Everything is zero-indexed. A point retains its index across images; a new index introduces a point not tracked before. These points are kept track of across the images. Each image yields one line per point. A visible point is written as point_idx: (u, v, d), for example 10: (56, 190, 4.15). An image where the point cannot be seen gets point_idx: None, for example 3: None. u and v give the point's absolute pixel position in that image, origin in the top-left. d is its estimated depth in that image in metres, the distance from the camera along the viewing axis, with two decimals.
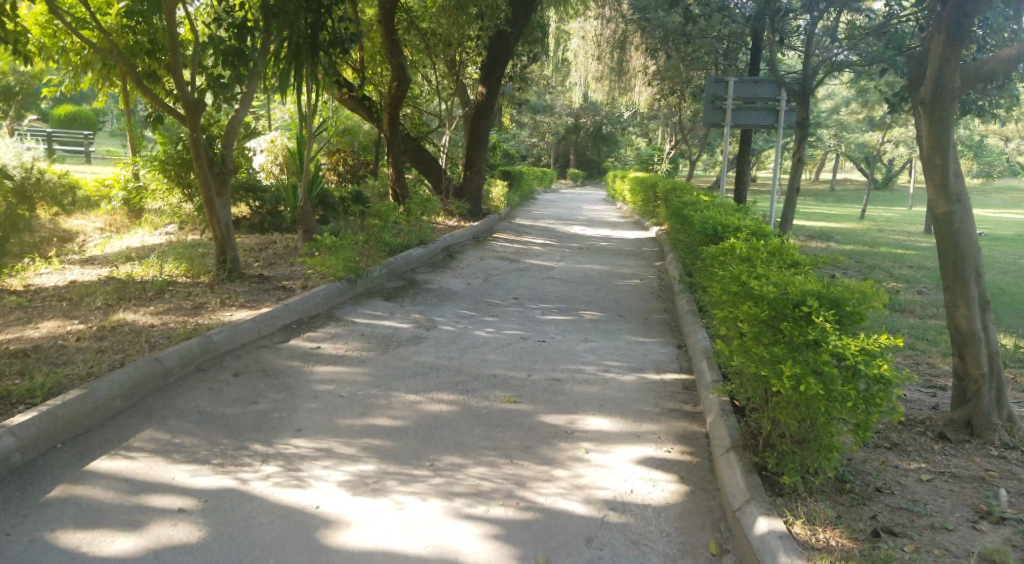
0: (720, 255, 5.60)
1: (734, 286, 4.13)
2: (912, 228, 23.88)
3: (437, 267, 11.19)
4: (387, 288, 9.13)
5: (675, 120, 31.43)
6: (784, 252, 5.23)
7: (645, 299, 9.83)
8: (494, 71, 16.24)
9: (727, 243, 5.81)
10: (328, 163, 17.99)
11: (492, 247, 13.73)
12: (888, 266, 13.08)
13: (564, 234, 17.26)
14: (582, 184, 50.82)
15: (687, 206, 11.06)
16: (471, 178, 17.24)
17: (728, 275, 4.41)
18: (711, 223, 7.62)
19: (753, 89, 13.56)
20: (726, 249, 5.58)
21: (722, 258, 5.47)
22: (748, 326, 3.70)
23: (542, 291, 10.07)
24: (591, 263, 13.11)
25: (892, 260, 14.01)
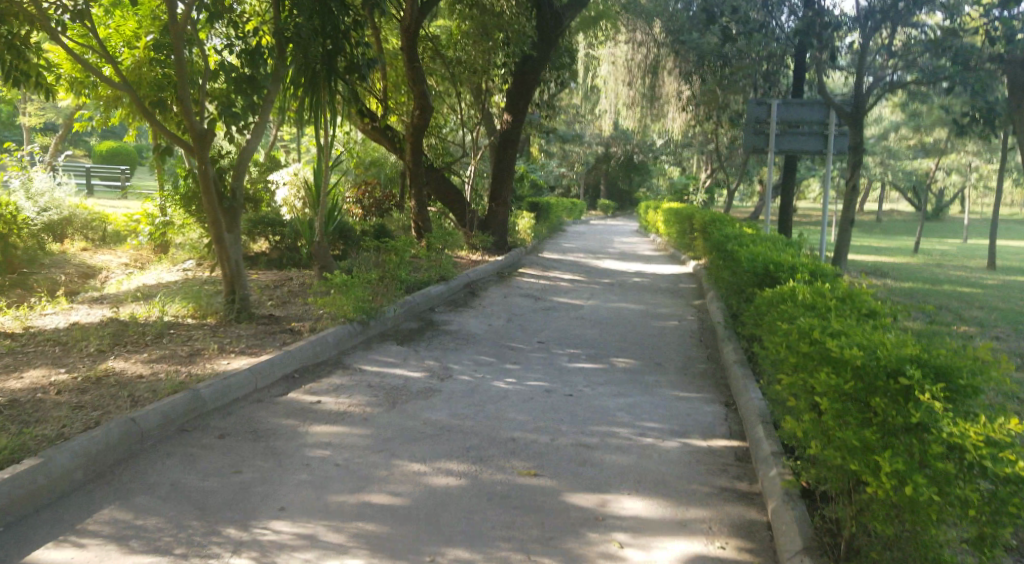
0: (774, 301, 5.03)
1: (804, 350, 3.59)
2: (964, 261, 22.83)
3: (458, 305, 10.59)
4: (402, 331, 8.54)
5: (710, 149, 30.71)
6: (852, 302, 4.67)
7: (682, 344, 9.08)
8: (520, 100, 15.74)
9: (787, 287, 5.22)
10: (352, 195, 17.57)
11: (518, 283, 13.10)
12: (946, 305, 12.20)
13: (596, 268, 16.60)
14: (615, 215, 50.23)
15: (730, 239, 10.36)
16: (496, 210, 16.63)
17: (795, 329, 3.90)
18: (762, 262, 6.94)
19: (800, 112, 12.92)
20: (782, 294, 5.02)
21: (781, 304, 4.91)
22: (829, 399, 3.20)
23: (570, 334, 9.36)
24: (624, 301, 12.38)
25: (950, 299, 13.08)
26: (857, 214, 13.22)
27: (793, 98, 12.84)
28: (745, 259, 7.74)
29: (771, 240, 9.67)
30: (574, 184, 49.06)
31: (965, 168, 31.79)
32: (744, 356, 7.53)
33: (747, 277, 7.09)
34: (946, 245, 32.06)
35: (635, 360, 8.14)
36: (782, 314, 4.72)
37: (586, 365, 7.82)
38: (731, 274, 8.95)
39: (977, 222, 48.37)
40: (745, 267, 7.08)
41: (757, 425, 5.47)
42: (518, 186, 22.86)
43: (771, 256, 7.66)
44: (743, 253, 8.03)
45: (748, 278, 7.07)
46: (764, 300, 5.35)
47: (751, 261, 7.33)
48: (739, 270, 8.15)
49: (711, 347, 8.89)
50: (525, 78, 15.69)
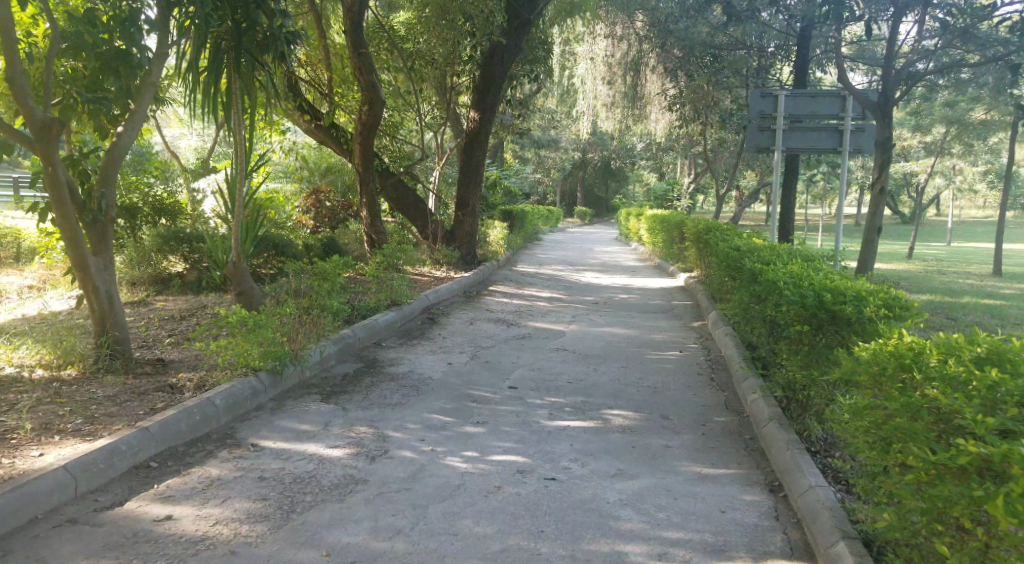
0: (868, 358, 3.76)
1: None
2: (965, 269, 21.35)
3: (412, 337, 8.64)
4: (334, 380, 6.59)
5: (694, 150, 29.07)
6: (984, 349, 3.49)
7: (690, 387, 7.22)
8: (486, 96, 13.82)
9: (913, 344, 3.72)
10: (302, 204, 15.61)
11: (486, 305, 11.16)
12: (982, 324, 10.43)
13: (575, 283, 14.72)
14: (590, 223, 48.38)
15: (743, 254, 8.54)
16: (464, 220, 14.62)
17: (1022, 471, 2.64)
18: (812, 288, 5.38)
19: (811, 105, 11.12)
20: (879, 351, 3.77)
21: (916, 384, 3.39)
22: None
23: (549, 375, 7.43)
24: (612, 326, 10.51)
25: (982, 314, 11.38)
26: (883, 221, 12.60)
27: (803, 89, 11.09)
28: (776, 281, 6.06)
29: (796, 254, 7.92)
30: (550, 191, 47.35)
31: (950, 171, 30.59)
32: (778, 406, 5.76)
33: (788, 308, 5.49)
34: (934, 250, 30.77)
35: (636, 414, 6.25)
36: (897, 385, 3.49)
37: (573, 425, 5.90)
38: (753, 298, 7.18)
39: (960, 225, 47.31)
40: (788, 296, 5.48)
41: (836, 542, 3.69)
42: (489, 193, 20.97)
43: (811, 277, 5.98)
44: (772, 273, 6.27)
45: (789, 309, 5.47)
46: (865, 361, 3.79)
47: (791, 286, 5.64)
48: (766, 293, 6.46)
49: (729, 391, 7.06)
50: (490, 70, 13.71)
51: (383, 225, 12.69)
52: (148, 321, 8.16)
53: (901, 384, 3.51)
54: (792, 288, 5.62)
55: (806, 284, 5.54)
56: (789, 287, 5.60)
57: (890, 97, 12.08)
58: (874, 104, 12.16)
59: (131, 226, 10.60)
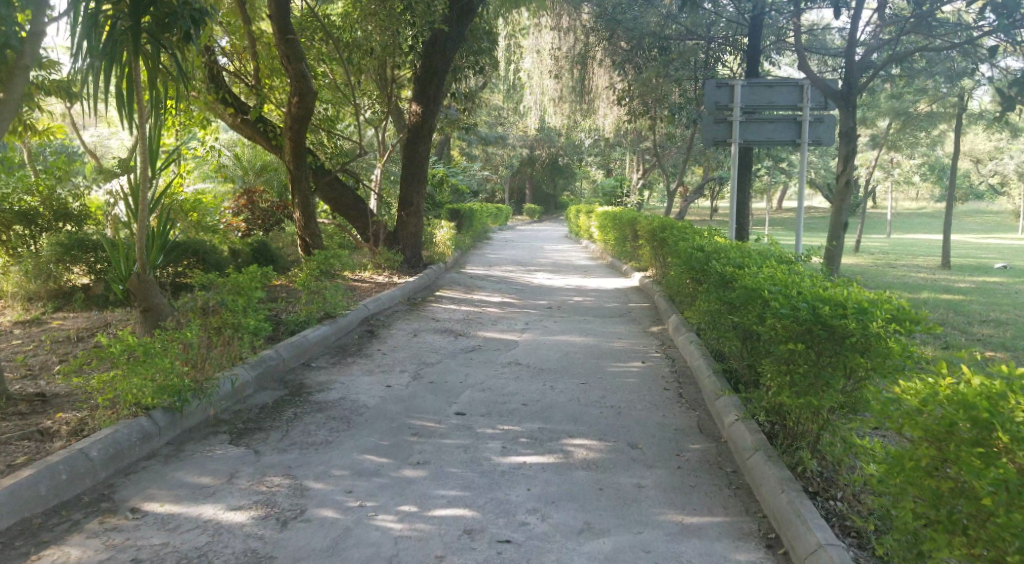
0: (915, 400, 3.00)
1: None
2: (917, 262, 21.16)
3: (347, 353, 7.72)
4: (252, 414, 5.63)
5: (643, 145, 28.50)
6: None
7: (658, 407, 6.45)
8: (429, 87, 12.87)
9: (974, 386, 2.93)
10: (231, 208, 14.74)
11: (430, 313, 10.29)
12: (954, 322, 9.86)
13: (527, 285, 13.93)
14: (540, 220, 47.74)
15: (711, 254, 7.79)
16: (408, 220, 13.62)
17: None
18: (803, 299, 4.61)
19: (768, 95, 10.40)
20: (932, 393, 2.99)
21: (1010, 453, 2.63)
22: None
23: (500, 397, 6.61)
24: (568, 333, 9.71)
25: (948, 311, 10.90)
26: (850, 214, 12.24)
27: (759, 78, 10.41)
28: (755, 290, 5.27)
29: (768, 258, 7.15)
30: (498, 188, 46.54)
31: (892, 164, 30.64)
32: (763, 433, 5.00)
33: (774, 323, 4.70)
34: (882, 243, 30.83)
35: (602, 446, 5.46)
36: (966, 442, 2.76)
37: (530, 461, 5.06)
38: (725, 307, 6.39)
39: (901, 217, 47.90)
40: (773, 309, 4.69)
41: None
42: (436, 192, 20.01)
43: (793, 284, 5.22)
44: (750, 279, 5.49)
45: (775, 324, 4.68)
46: (914, 404, 2.99)
47: (775, 298, 4.85)
48: (740, 303, 5.68)
49: (700, 410, 6.30)
50: (433, 59, 12.84)
51: (319, 228, 11.63)
52: (43, 342, 7.15)
53: (975, 445, 2.74)
54: (776, 300, 4.83)
55: (792, 293, 4.76)
56: (773, 298, 4.81)
57: (855, 86, 11.68)
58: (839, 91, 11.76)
59: (32, 231, 9.56)
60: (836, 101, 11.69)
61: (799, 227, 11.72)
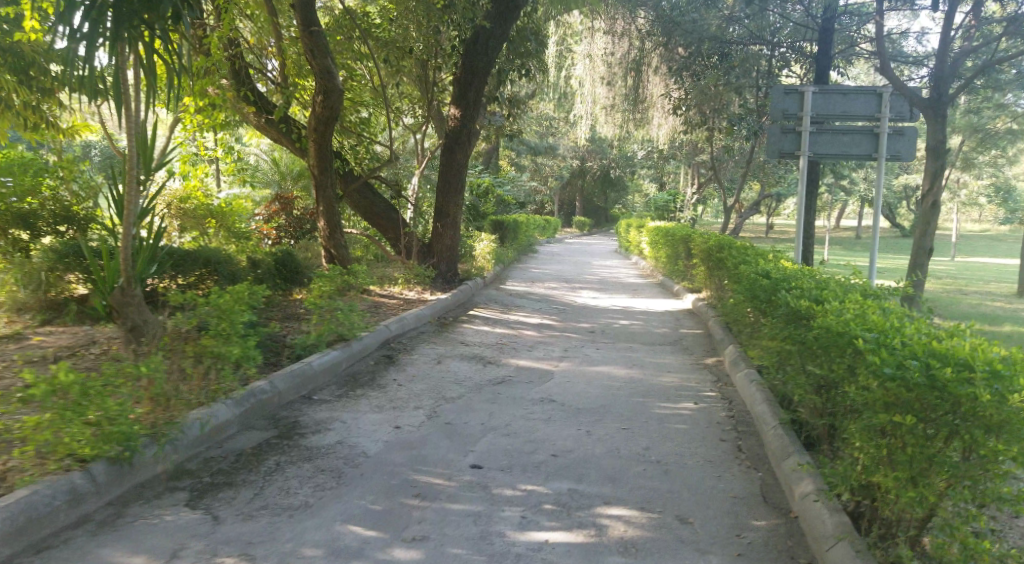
0: None
1: None
2: (992, 288, 19.61)
3: (356, 382, 6.78)
4: (226, 466, 4.70)
5: (698, 157, 27.30)
6: None
7: (711, 467, 5.39)
8: (469, 91, 11.99)
9: None
10: (263, 214, 14.04)
11: (460, 335, 9.35)
12: None
13: (569, 305, 12.95)
14: (589, 233, 46.62)
15: (779, 283, 6.70)
16: (443, 232, 12.66)
17: None
18: (913, 354, 3.58)
19: (843, 103, 9.26)
20: None
21: None
22: None
23: (527, 445, 5.62)
24: (611, 364, 8.66)
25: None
26: (936, 237, 11.06)
27: (834, 85, 9.28)
28: (845, 334, 4.24)
29: (850, 291, 6.07)
30: (547, 200, 45.61)
31: (963, 182, 28.91)
32: (846, 516, 4.06)
33: (873, 384, 3.68)
34: (948, 266, 29.10)
35: (643, 520, 4.43)
36: None
37: (553, 540, 4.08)
38: (801, 348, 5.33)
39: (968, 237, 45.65)
40: (872, 365, 3.67)
41: None
42: (480, 201, 19.28)
43: (894, 328, 4.17)
44: (836, 321, 4.44)
45: (875, 385, 3.66)
46: None
47: (873, 349, 3.81)
48: (823, 347, 4.64)
49: (763, 472, 5.32)
50: (474, 62, 11.93)
51: (344, 238, 10.73)
52: (17, 363, 6.33)
53: None
54: (875, 352, 3.80)
55: (895, 343, 3.73)
56: (871, 349, 3.77)
57: (946, 95, 10.61)
58: (928, 99, 10.74)
59: (34, 237, 8.85)
60: (922, 111, 10.65)
61: (878, 249, 10.63)
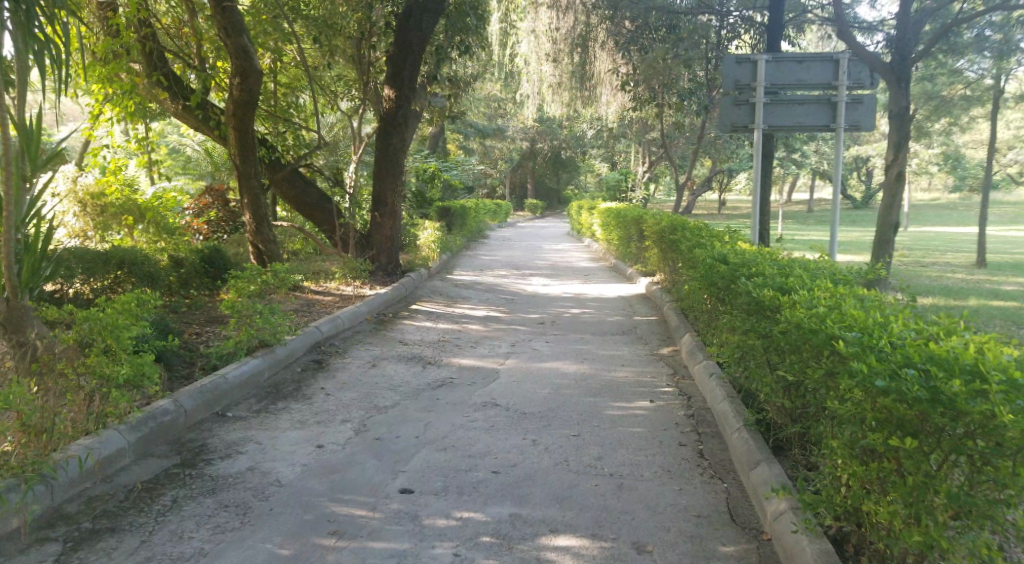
0: None
1: None
2: (945, 259, 19.56)
3: (279, 394, 6.11)
4: (112, 508, 4.08)
5: (649, 135, 26.93)
6: None
7: (670, 479, 4.88)
8: (403, 70, 11.26)
9: None
10: (193, 208, 13.17)
11: (400, 333, 8.72)
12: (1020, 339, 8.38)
13: (519, 293, 12.39)
14: (542, 216, 46.11)
15: (739, 269, 6.19)
16: (383, 222, 11.95)
17: None
18: (904, 360, 3.09)
19: (797, 72, 8.80)
20: None
21: None
22: None
23: (466, 461, 5.04)
24: (560, 359, 8.09)
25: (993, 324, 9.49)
26: (901, 205, 10.77)
27: (787, 52, 8.81)
28: (824, 335, 3.76)
29: (817, 277, 5.62)
30: (498, 183, 44.88)
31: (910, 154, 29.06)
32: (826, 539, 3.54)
33: (861, 395, 3.19)
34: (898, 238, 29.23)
35: (593, 551, 3.89)
36: None
37: None
38: (769, 343, 4.85)
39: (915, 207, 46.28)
40: (859, 374, 3.18)
41: None
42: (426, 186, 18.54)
43: (878, 325, 3.69)
44: (817, 322, 3.96)
45: (863, 398, 3.17)
46: None
47: (857, 353, 3.32)
48: (802, 347, 4.15)
49: (727, 482, 4.82)
50: (407, 38, 11.16)
51: (272, 232, 10.00)
52: None
53: None
54: (860, 358, 3.31)
55: (884, 348, 3.25)
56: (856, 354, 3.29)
57: (909, 59, 10.40)
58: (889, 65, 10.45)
59: None
60: (885, 77, 10.39)
61: (839, 221, 10.25)
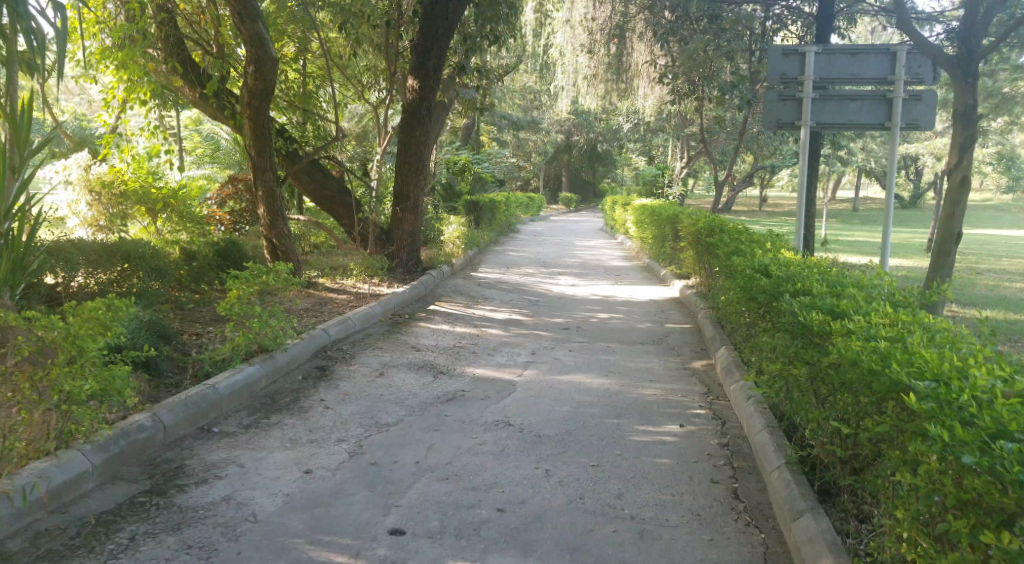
0: None
1: None
2: (999, 265, 18.49)
3: (276, 407, 5.61)
4: (58, 546, 3.55)
5: (686, 131, 26.15)
6: None
7: (700, 526, 4.30)
8: (429, 59, 10.70)
9: None
10: (215, 197, 12.82)
11: (414, 337, 8.20)
12: None
13: (545, 295, 11.81)
14: (575, 210, 45.43)
15: (783, 286, 5.56)
16: (405, 218, 11.45)
17: None
18: (994, 429, 2.64)
19: (848, 66, 8.09)
20: None
21: None
22: None
23: (469, 495, 4.49)
24: (583, 372, 7.49)
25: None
26: (961, 212, 9.98)
27: (838, 44, 8.11)
28: (888, 379, 3.27)
29: (873, 299, 5.03)
30: (532, 176, 44.21)
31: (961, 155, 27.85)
32: None
33: (941, 467, 2.70)
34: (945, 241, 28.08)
35: None
36: None
37: None
38: (820, 377, 4.31)
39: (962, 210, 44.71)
40: (940, 442, 2.69)
41: None
42: (456, 180, 18.00)
43: (953, 370, 3.21)
44: (880, 365, 3.44)
45: (944, 470, 2.69)
46: None
47: (935, 413, 2.85)
48: (858, 386, 3.66)
49: (766, 533, 4.24)
50: (433, 26, 10.58)
51: (288, 226, 9.49)
52: None
53: None
54: (939, 419, 2.82)
55: (970, 410, 2.76)
56: (936, 415, 2.80)
57: (977, 51, 9.72)
58: (950, 59, 9.72)
59: None
60: (948, 70, 9.72)
61: (890, 223, 9.51)
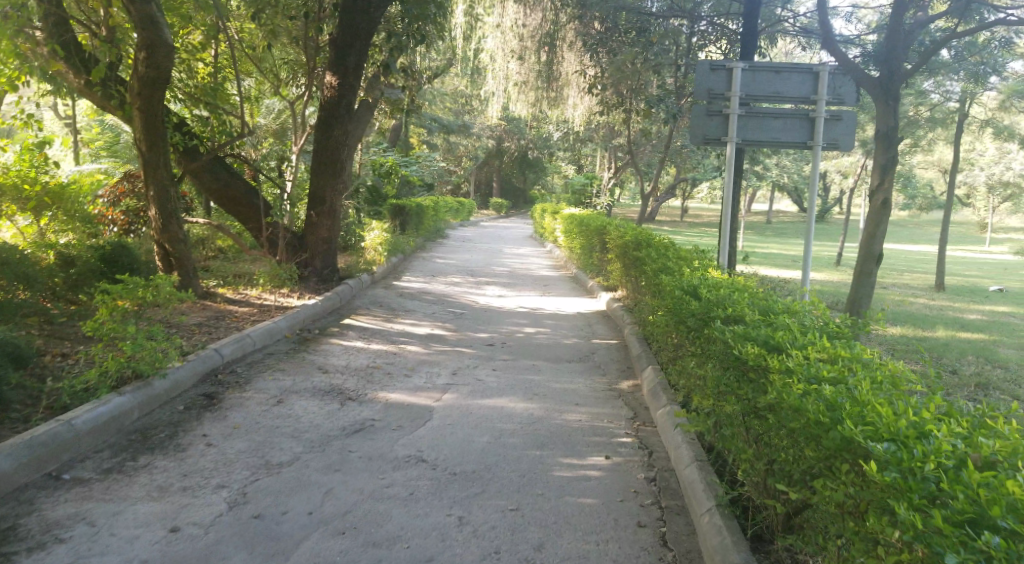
0: None
1: None
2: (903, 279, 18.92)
3: (145, 443, 4.88)
4: None
5: (615, 140, 26.00)
6: None
7: None
8: (349, 54, 10.01)
9: None
10: (107, 196, 11.87)
11: (323, 355, 7.52)
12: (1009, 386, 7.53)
13: (469, 307, 11.24)
14: (505, 215, 45.04)
15: (714, 310, 5.11)
16: (318, 224, 10.71)
17: None
18: (972, 514, 2.18)
19: (773, 82, 7.80)
20: None
21: None
22: None
23: (364, 552, 3.87)
24: (506, 395, 6.94)
25: (989, 365, 8.49)
26: (881, 233, 9.86)
27: (764, 59, 7.80)
28: (837, 436, 2.79)
29: (809, 328, 4.61)
30: (463, 180, 43.63)
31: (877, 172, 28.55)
32: None
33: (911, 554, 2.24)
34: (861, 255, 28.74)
35: None
36: None
37: None
38: (755, 417, 3.84)
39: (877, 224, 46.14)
40: (912, 526, 2.23)
41: None
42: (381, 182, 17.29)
43: (911, 426, 2.76)
44: (826, 416, 2.98)
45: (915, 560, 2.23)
46: None
47: (898, 487, 2.39)
48: (800, 437, 3.19)
49: None
50: (353, 19, 9.90)
51: (182, 229, 8.62)
52: None
53: None
54: (905, 494, 2.35)
55: (941, 484, 2.31)
56: (903, 490, 2.34)
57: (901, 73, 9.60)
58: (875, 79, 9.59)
59: None
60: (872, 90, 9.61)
61: (811, 241, 9.32)
